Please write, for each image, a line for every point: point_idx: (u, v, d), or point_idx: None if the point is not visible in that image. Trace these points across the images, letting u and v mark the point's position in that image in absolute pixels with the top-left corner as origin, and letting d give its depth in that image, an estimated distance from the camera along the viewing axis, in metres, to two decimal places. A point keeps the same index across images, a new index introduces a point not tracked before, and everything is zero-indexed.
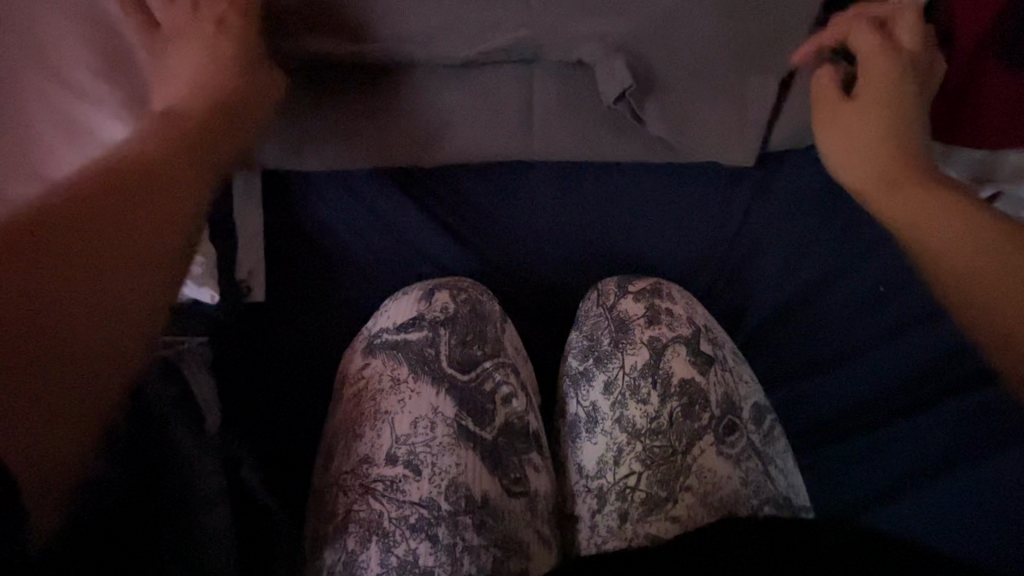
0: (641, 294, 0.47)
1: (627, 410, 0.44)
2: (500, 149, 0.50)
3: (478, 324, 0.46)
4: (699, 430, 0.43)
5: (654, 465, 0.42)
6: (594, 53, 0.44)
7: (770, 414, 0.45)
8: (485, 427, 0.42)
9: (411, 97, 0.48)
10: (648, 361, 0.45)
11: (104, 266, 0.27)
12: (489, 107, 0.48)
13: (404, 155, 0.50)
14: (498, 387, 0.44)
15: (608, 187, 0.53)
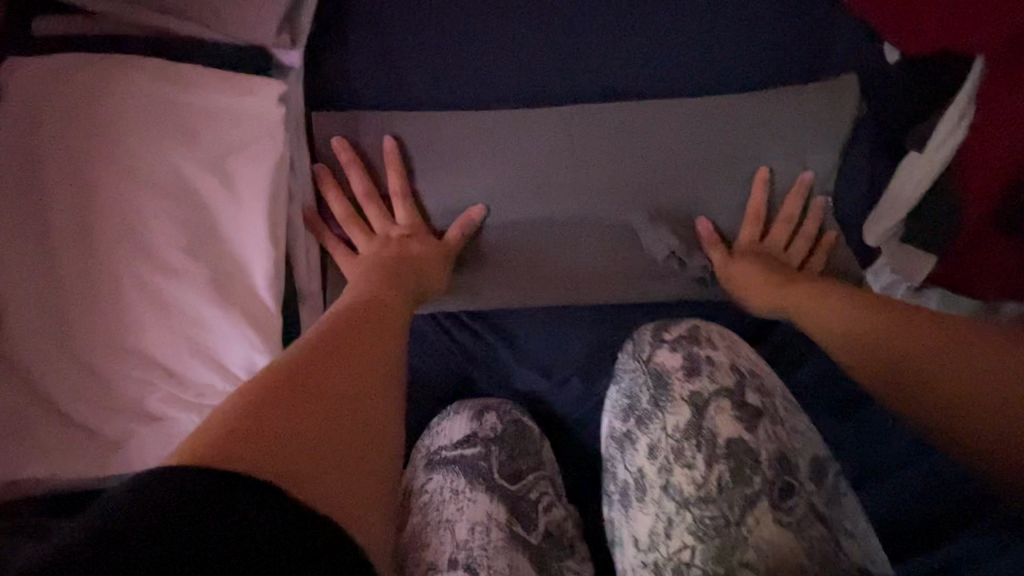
0: (677, 344, 0.57)
1: (674, 476, 0.53)
2: (559, 287, 0.66)
3: (521, 440, 0.59)
4: (752, 495, 0.50)
5: (706, 538, 0.50)
6: (638, 221, 0.66)
7: (831, 470, 0.52)
8: (533, 534, 0.54)
9: (507, 252, 0.66)
10: (691, 420, 0.54)
11: (314, 449, 0.38)
12: (551, 256, 0.66)
13: (493, 296, 0.66)
14: (539, 498, 0.57)
15: (645, 313, 0.67)
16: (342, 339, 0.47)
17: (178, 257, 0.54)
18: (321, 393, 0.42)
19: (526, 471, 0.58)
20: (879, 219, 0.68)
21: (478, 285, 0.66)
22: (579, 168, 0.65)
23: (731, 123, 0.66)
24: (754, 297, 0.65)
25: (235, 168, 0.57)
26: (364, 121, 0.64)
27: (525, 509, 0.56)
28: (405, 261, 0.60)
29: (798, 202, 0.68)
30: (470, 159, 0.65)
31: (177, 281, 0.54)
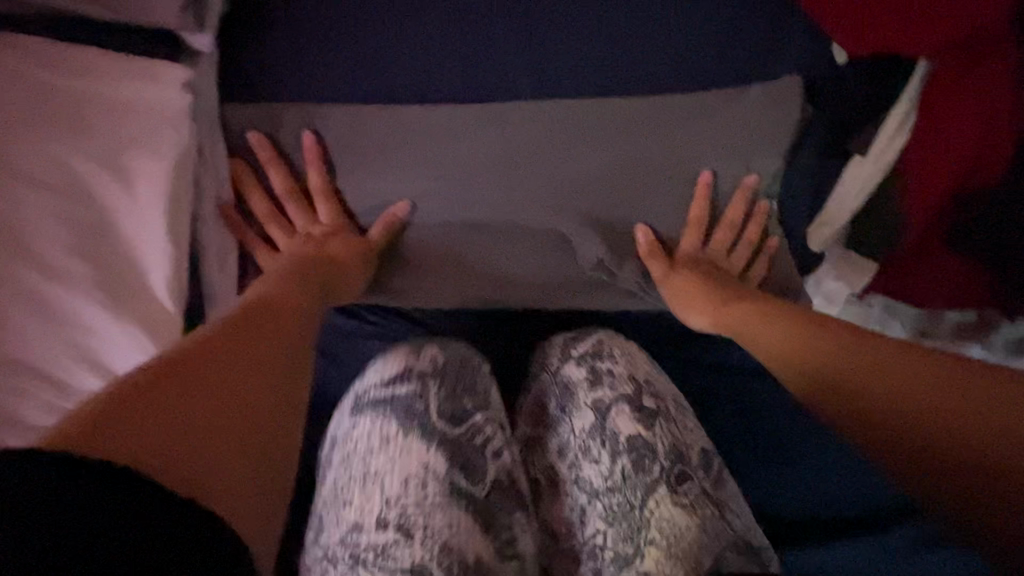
0: (583, 358, 0.63)
1: (583, 470, 0.59)
2: (489, 290, 0.65)
3: (467, 377, 0.58)
4: (653, 483, 0.57)
5: (616, 523, 0.56)
6: (570, 228, 0.65)
7: (716, 460, 0.60)
8: (478, 487, 0.54)
9: (437, 255, 0.65)
10: (594, 423, 0.60)
11: (187, 424, 0.38)
12: (481, 259, 0.65)
13: (422, 296, 0.65)
14: (486, 442, 0.56)
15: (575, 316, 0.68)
16: (249, 317, 0.46)
17: (61, 258, 0.50)
18: (210, 366, 0.41)
19: (471, 412, 0.57)
20: (820, 225, 0.69)
21: (408, 284, 0.65)
22: (511, 172, 0.64)
23: (666, 129, 0.65)
24: (682, 304, 0.65)
25: (132, 162, 0.53)
26: (281, 116, 0.61)
27: (468, 453, 0.55)
28: (328, 259, 0.58)
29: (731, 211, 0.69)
30: (395, 159, 0.63)
31: (60, 284, 0.50)
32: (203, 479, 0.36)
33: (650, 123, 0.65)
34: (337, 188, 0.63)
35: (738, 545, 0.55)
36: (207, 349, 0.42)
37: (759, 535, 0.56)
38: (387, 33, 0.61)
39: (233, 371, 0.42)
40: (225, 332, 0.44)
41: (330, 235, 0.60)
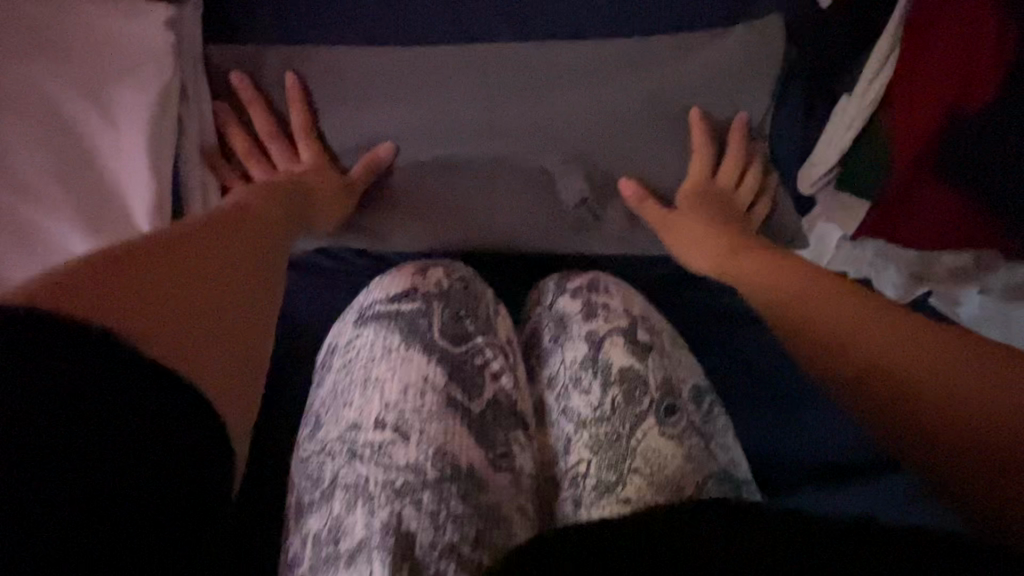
0: (578, 292, 0.63)
1: (572, 401, 0.60)
2: (468, 225, 0.65)
3: (469, 300, 0.64)
4: (642, 414, 0.57)
5: (601, 451, 0.57)
6: (552, 164, 0.65)
7: (707, 395, 0.60)
8: (474, 402, 0.59)
9: (418, 192, 0.66)
10: (587, 354, 0.60)
11: (192, 310, 0.38)
12: (462, 197, 0.65)
13: (404, 233, 0.66)
14: (484, 363, 0.62)
15: (562, 254, 0.67)
16: (242, 231, 0.48)
17: (45, 182, 0.51)
18: (205, 264, 0.42)
19: (472, 333, 0.63)
20: (808, 168, 0.69)
21: (390, 223, 0.67)
22: (495, 112, 0.64)
23: (649, 66, 0.65)
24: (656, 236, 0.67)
25: (117, 99, 0.53)
26: (268, 61, 0.61)
27: (467, 371, 0.61)
28: (305, 192, 0.59)
29: (716, 151, 0.68)
30: (382, 102, 0.63)
31: (42, 207, 0.50)
32: (203, 361, 0.36)
33: (637, 61, 0.65)
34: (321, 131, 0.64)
35: (722, 477, 0.56)
36: (201, 249, 0.43)
37: (743, 469, 0.57)
38: None
39: (227, 275, 0.43)
40: (218, 237, 0.45)
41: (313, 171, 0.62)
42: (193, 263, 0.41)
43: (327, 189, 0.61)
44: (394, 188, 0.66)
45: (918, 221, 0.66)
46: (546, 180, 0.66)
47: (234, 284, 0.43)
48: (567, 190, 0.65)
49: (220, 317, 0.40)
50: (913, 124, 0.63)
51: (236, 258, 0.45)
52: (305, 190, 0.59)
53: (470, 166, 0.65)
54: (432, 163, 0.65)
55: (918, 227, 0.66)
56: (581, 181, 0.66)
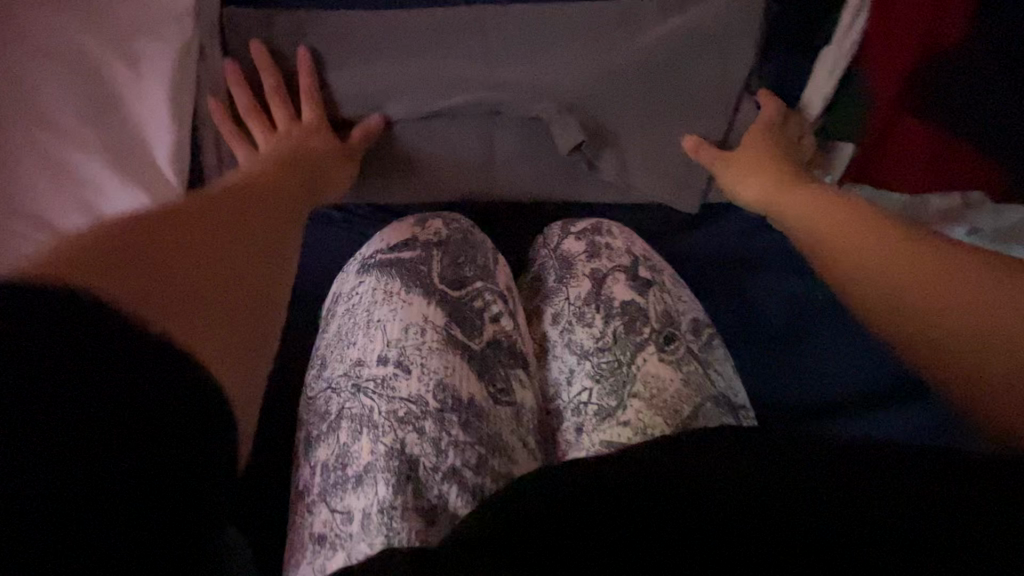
0: (581, 234, 0.68)
1: (576, 334, 0.63)
2: (463, 173, 0.71)
3: (469, 246, 0.67)
4: (643, 343, 0.61)
5: (603, 380, 0.60)
6: (548, 113, 0.67)
7: (708, 329, 0.64)
8: (473, 340, 0.61)
9: (418, 144, 0.70)
10: (591, 290, 0.64)
11: (188, 252, 0.39)
12: (459, 147, 0.70)
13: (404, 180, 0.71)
14: (484, 304, 0.64)
15: (552, 201, 0.72)
16: (251, 191, 0.50)
17: (81, 135, 0.56)
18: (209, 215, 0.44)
19: (471, 277, 0.65)
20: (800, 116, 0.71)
21: (391, 172, 0.71)
22: (492, 68, 0.68)
23: (636, 24, 0.68)
24: (644, 183, 0.71)
25: (141, 51, 0.58)
26: (277, 23, 0.66)
27: (466, 312, 0.63)
28: (312, 156, 0.62)
29: (709, 106, 0.70)
30: (381, 59, 0.67)
31: (80, 156, 0.56)
32: (201, 298, 0.38)
33: (623, 14, 0.68)
34: (325, 81, 0.68)
35: (718, 400, 0.59)
36: (207, 205, 0.45)
37: (740, 396, 0.61)
38: None
39: (232, 226, 0.45)
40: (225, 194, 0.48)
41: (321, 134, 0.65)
42: (196, 214, 0.42)
43: (330, 153, 0.64)
44: (397, 140, 0.70)
45: (896, 164, 0.70)
46: (540, 131, 0.70)
47: (237, 232, 0.45)
48: (564, 138, 0.67)
49: (225, 262, 0.41)
50: (891, 68, 0.66)
51: (242, 213, 0.47)
52: (311, 154, 0.63)
53: (470, 118, 0.69)
54: (433, 117, 0.69)
55: (896, 168, 0.70)
56: (575, 131, 0.67)
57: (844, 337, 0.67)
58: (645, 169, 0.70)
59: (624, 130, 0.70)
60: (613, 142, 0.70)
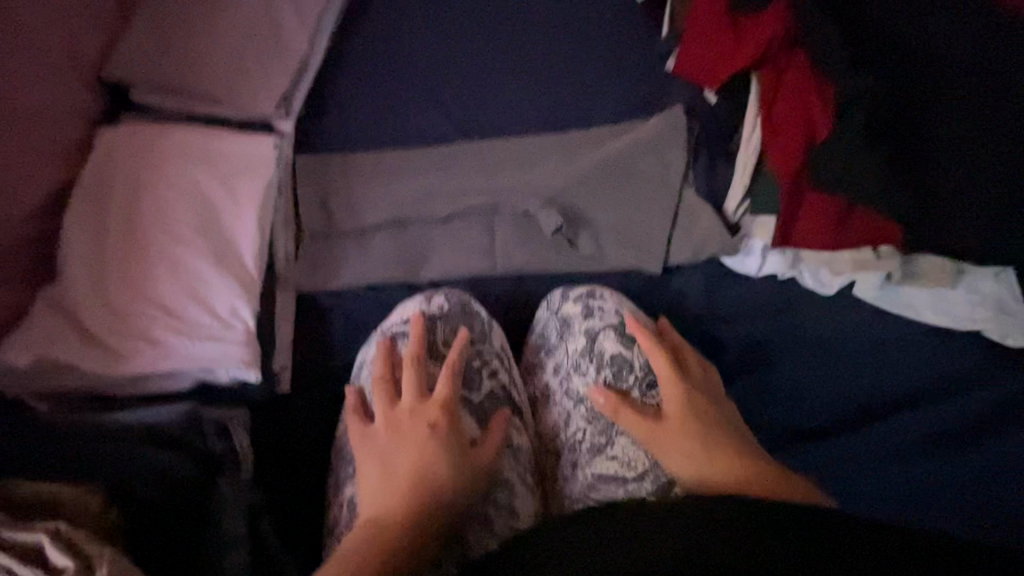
0: (578, 297, 0.78)
1: (573, 382, 0.74)
2: (472, 259, 0.87)
3: (470, 315, 0.77)
4: (628, 388, 0.71)
5: (594, 421, 0.71)
6: (534, 207, 0.89)
7: None
8: (473, 393, 0.71)
9: (437, 239, 0.89)
10: (586, 345, 0.75)
11: (383, 523, 0.53)
12: (469, 239, 0.89)
13: (424, 271, 0.86)
14: (487, 363, 0.74)
15: (548, 276, 0.89)
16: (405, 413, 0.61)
17: (189, 238, 0.75)
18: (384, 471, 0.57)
19: (476, 341, 0.75)
20: (730, 200, 0.92)
21: (414, 262, 0.87)
22: (490, 180, 0.91)
23: (589, 148, 0.95)
24: (618, 257, 0.89)
25: (238, 183, 0.81)
26: (331, 163, 0.92)
27: (469, 372, 0.73)
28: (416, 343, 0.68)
29: (660, 194, 0.91)
30: (406, 179, 0.91)
31: (187, 254, 0.74)
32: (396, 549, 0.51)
33: (581, 142, 0.95)
34: (368, 197, 0.89)
35: None
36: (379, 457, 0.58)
37: None
38: (401, 112, 0.98)
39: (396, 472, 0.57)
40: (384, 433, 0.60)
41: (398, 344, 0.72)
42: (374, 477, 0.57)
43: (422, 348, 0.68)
44: (421, 236, 0.88)
45: (818, 224, 0.85)
46: (530, 221, 0.90)
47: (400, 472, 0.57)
48: (549, 223, 0.87)
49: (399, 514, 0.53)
50: (783, 154, 0.86)
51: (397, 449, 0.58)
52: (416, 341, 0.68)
53: (475, 217, 0.90)
54: (450, 219, 0.90)
55: (822, 227, 0.85)
56: (557, 217, 0.87)
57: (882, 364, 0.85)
58: (615, 242, 0.90)
59: (596, 216, 0.90)
60: (590, 224, 0.90)
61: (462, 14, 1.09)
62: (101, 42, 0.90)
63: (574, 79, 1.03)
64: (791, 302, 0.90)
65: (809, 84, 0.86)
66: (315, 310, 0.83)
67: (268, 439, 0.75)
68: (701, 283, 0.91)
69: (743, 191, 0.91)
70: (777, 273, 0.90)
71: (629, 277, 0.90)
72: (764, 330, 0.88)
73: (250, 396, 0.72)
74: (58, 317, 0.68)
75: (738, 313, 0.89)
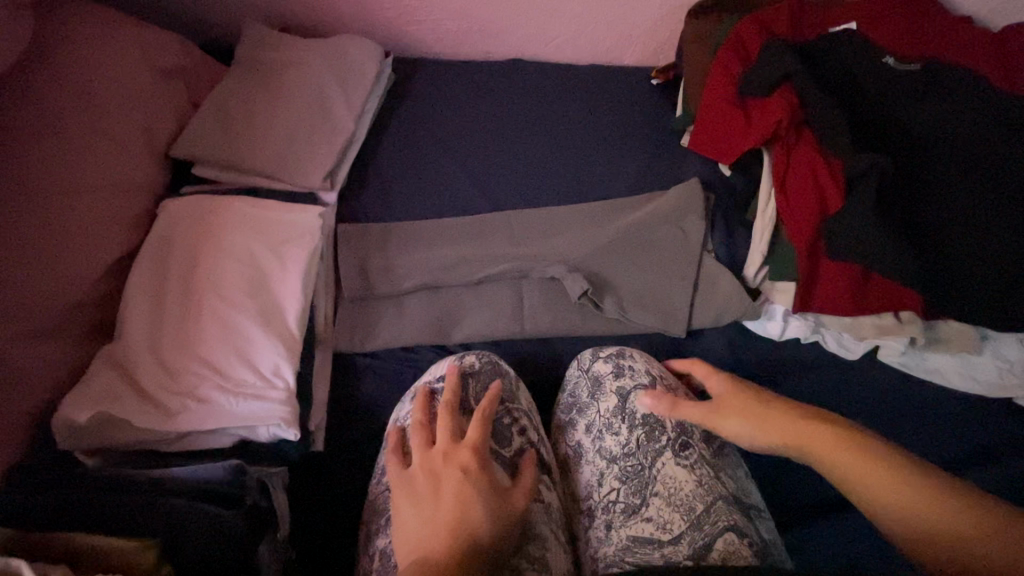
0: (608, 357, 0.80)
1: (605, 441, 0.74)
2: (498, 321, 0.90)
3: (500, 373, 0.79)
4: (660, 449, 0.71)
5: (628, 481, 0.71)
6: (558, 272, 0.92)
7: (718, 437, 0.75)
8: (505, 449, 0.72)
9: (466, 302, 0.93)
10: (617, 404, 0.76)
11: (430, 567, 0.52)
12: (497, 302, 0.92)
13: (453, 333, 0.89)
14: (516, 421, 0.75)
15: (573, 338, 0.92)
16: (442, 457, 0.63)
17: (239, 300, 0.80)
18: (428, 515, 0.58)
19: (506, 399, 0.77)
20: (749, 265, 0.95)
21: (444, 325, 0.90)
22: (516, 246, 0.97)
23: (610, 217, 1.01)
24: (641, 320, 0.91)
25: (286, 249, 0.87)
26: (370, 230, 0.98)
27: (500, 428, 0.74)
28: (450, 391, 0.71)
29: (680, 259, 0.95)
30: (439, 246, 0.97)
31: (236, 314, 0.79)
32: None
33: (601, 213, 1.01)
34: (402, 262, 0.95)
35: (731, 498, 0.68)
36: (422, 501, 0.59)
37: (751, 495, 0.71)
38: (436, 185, 1.06)
39: (440, 517, 0.57)
40: (422, 476, 0.61)
41: (432, 395, 0.75)
42: (419, 523, 0.58)
43: (455, 393, 0.71)
44: (451, 299, 0.93)
45: (835, 288, 0.88)
46: (555, 286, 0.94)
47: (443, 516, 0.57)
48: (574, 287, 0.90)
49: (446, 557, 0.53)
50: (797, 222, 0.91)
51: (440, 492, 0.59)
52: (451, 390, 0.71)
53: (502, 280, 0.94)
54: (479, 282, 0.94)
55: (838, 291, 0.88)
56: (579, 281, 0.90)
57: (913, 426, 0.84)
58: (639, 307, 0.92)
59: (618, 281, 0.94)
60: (613, 289, 0.93)
61: (492, 98, 1.20)
62: (171, 125, 1.01)
63: (596, 155, 1.11)
64: (814, 366, 0.91)
65: (816, 160, 0.93)
66: (351, 370, 0.87)
67: (299, 497, 0.76)
68: (723, 346, 0.92)
69: (761, 257, 0.94)
70: (800, 336, 0.92)
71: (651, 341, 0.93)
72: (790, 394, 0.88)
73: (286, 454, 0.74)
74: (114, 372, 0.72)
75: (764, 376, 0.90)
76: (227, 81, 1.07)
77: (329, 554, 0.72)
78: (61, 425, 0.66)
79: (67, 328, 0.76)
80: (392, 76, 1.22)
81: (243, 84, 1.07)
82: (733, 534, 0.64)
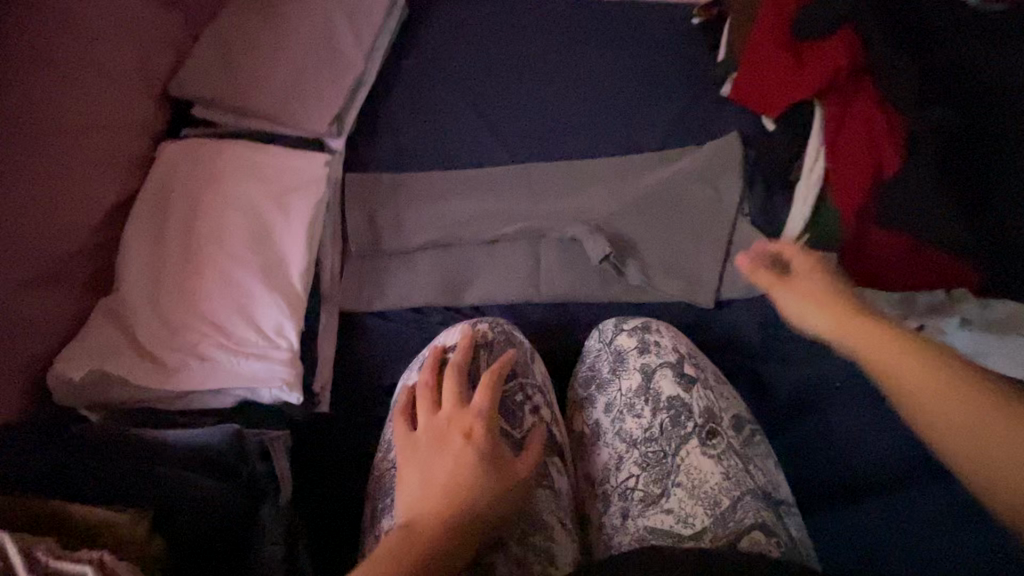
0: (633, 331, 0.76)
1: (625, 423, 0.71)
2: (512, 285, 0.85)
3: (513, 346, 0.75)
4: (685, 436, 0.68)
5: (649, 467, 0.67)
6: (579, 233, 0.86)
7: (747, 425, 0.70)
8: (517, 429, 0.69)
9: (479, 262, 0.87)
10: (641, 383, 0.72)
11: (420, 531, 0.50)
12: (511, 264, 0.87)
13: (464, 294, 0.85)
14: (530, 398, 0.71)
15: (592, 305, 0.86)
16: (447, 418, 0.60)
17: (242, 253, 0.76)
18: (426, 477, 0.55)
19: (518, 375, 0.73)
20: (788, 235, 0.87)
21: (455, 286, 0.85)
22: (535, 204, 0.90)
23: (639, 175, 0.93)
24: (667, 288, 0.85)
25: (290, 199, 0.82)
26: (379, 182, 0.92)
27: (511, 406, 0.70)
28: (461, 353, 0.67)
29: (712, 224, 0.88)
30: (452, 201, 0.91)
31: (238, 269, 0.75)
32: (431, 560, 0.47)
33: (629, 170, 0.93)
34: (412, 218, 0.89)
35: (760, 494, 0.64)
36: (421, 462, 0.57)
37: (782, 489, 0.66)
38: (450, 134, 0.98)
39: (437, 480, 0.54)
40: (425, 437, 0.59)
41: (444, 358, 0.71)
42: (416, 485, 0.55)
43: (466, 355, 0.68)
44: (462, 259, 0.87)
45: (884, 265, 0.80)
46: (575, 249, 0.88)
47: (440, 479, 0.54)
48: (596, 250, 0.84)
49: (438, 524, 0.51)
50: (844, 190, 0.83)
51: (439, 454, 0.56)
52: (462, 352, 0.68)
53: (517, 240, 0.88)
54: (494, 242, 0.88)
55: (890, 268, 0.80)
56: (601, 244, 0.84)
57: None
58: (664, 274, 0.85)
59: (644, 244, 0.87)
60: (637, 254, 0.87)
61: (515, 36, 1.09)
62: (168, 63, 0.94)
63: (626, 104, 1.01)
64: None
65: (875, 116, 0.84)
66: (357, 331, 0.83)
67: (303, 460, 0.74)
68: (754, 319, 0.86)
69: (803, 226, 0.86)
70: None
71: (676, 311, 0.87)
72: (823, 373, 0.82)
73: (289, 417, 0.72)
74: (114, 326, 0.70)
75: (801, 351, 0.83)
76: (227, 12, 0.98)
77: (333, 519, 0.71)
78: (56, 382, 0.64)
79: (63, 279, 0.72)
80: (407, 11, 1.12)
81: (245, 15, 0.98)
82: (760, 533, 0.60)
